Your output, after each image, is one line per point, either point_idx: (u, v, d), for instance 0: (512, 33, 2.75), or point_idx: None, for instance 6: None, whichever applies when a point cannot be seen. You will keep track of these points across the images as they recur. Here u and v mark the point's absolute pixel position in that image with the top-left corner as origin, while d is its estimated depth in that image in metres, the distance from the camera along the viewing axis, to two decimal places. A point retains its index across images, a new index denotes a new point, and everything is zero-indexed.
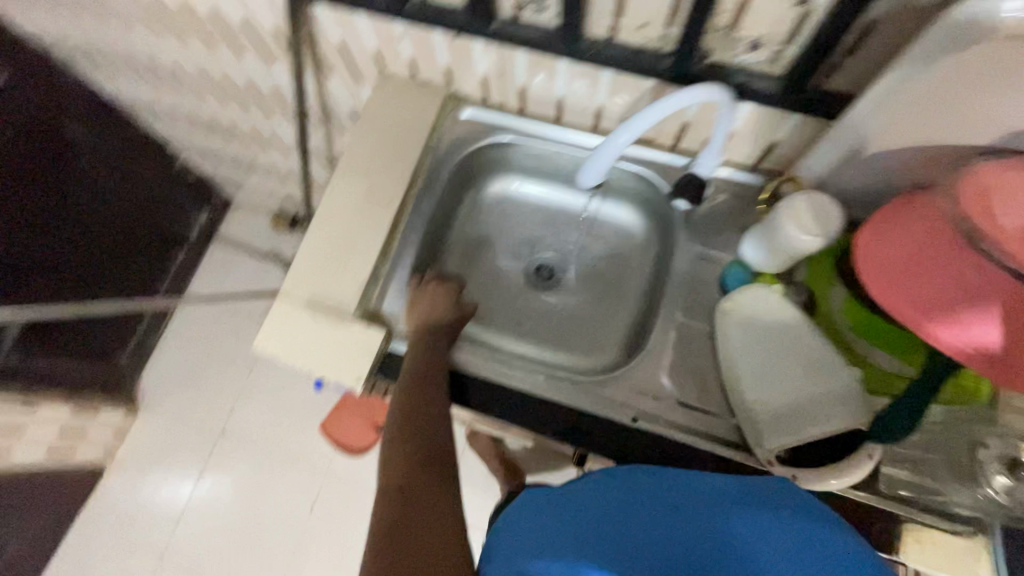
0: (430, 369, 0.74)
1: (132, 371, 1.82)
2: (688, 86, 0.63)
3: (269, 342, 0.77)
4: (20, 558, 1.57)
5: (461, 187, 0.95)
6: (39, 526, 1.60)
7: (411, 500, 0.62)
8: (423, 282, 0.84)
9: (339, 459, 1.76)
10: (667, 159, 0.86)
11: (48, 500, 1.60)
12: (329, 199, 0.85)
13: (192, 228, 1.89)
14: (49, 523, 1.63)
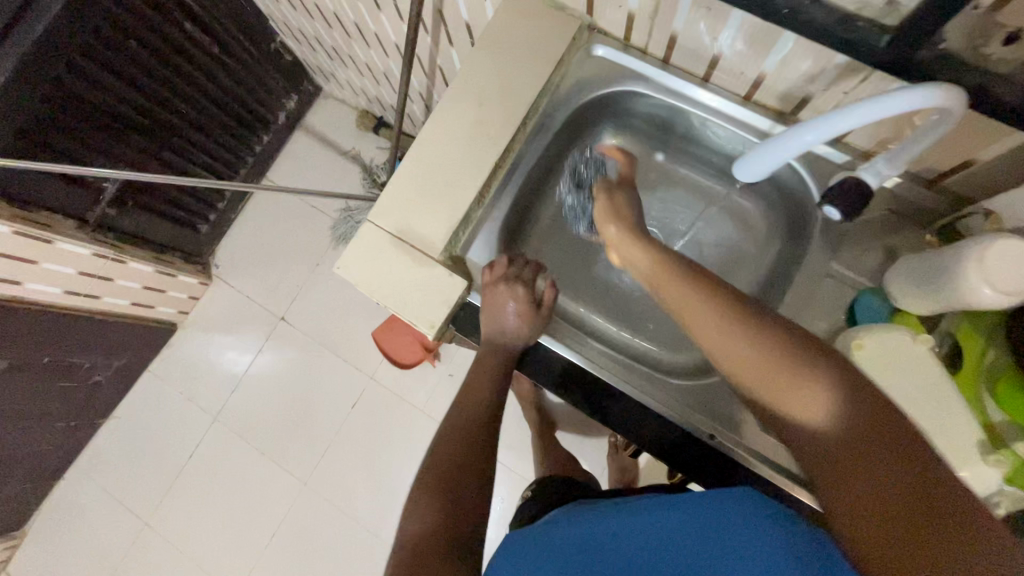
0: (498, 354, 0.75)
1: (210, 242, 1.91)
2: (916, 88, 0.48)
3: (348, 268, 0.75)
4: (103, 388, 1.76)
5: (573, 136, 0.85)
6: (120, 363, 1.77)
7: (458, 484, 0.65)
8: (491, 274, 0.74)
9: (385, 366, 1.82)
10: (824, 151, 0.72)
11: (129, 343, 1.75)
12: (431, 127, 0.78)
13: (279, 112, 1.88)
14: (129, 362, 1.81)
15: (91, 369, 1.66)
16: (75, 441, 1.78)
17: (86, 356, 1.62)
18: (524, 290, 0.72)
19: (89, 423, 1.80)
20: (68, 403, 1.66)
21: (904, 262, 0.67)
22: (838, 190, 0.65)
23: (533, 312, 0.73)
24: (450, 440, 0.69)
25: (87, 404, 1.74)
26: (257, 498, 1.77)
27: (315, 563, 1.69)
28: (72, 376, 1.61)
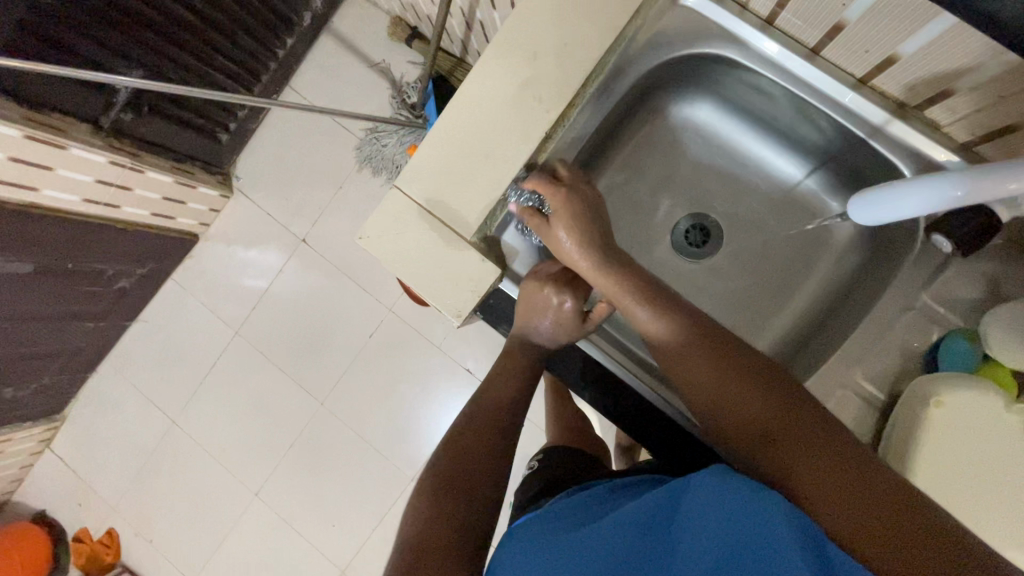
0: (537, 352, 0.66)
1: (231, 152, 1.81)
2: None
3: (371, 240, 0.67)
4: (127, 294, 1.76)
5: (638, 101, 0.73)
6: (143, 271, 1.75)
7: (474, 477, 0.57)
8: (541, 268, 0.66)
9: (403, 302, 1.76)
10: (945, 158, 0.59)
11: (151, 252, 1.72)
12: (474, 80, 0.66)
13: (305, 14, 1.69)
14: (153, 270, 1.78)
15: (116, 275, 1.65)
16: (103, 340, 1.82)
17: (111, 263, 1.59)
18: (572, 298, 0.63)
19: (116, 325, 1.82)
20: (94, 306, 1.66)
21: (1015, 312, 0.56)
22: (962, 216, 0.54)
23: (575, 322, 0.64)
24: (460, 426, 0.62)
25: (113, 307, 1.74)
26: (275, 413, 1.80)
27: (329, 479, 1.76)
28: (97, 282, 1.59)
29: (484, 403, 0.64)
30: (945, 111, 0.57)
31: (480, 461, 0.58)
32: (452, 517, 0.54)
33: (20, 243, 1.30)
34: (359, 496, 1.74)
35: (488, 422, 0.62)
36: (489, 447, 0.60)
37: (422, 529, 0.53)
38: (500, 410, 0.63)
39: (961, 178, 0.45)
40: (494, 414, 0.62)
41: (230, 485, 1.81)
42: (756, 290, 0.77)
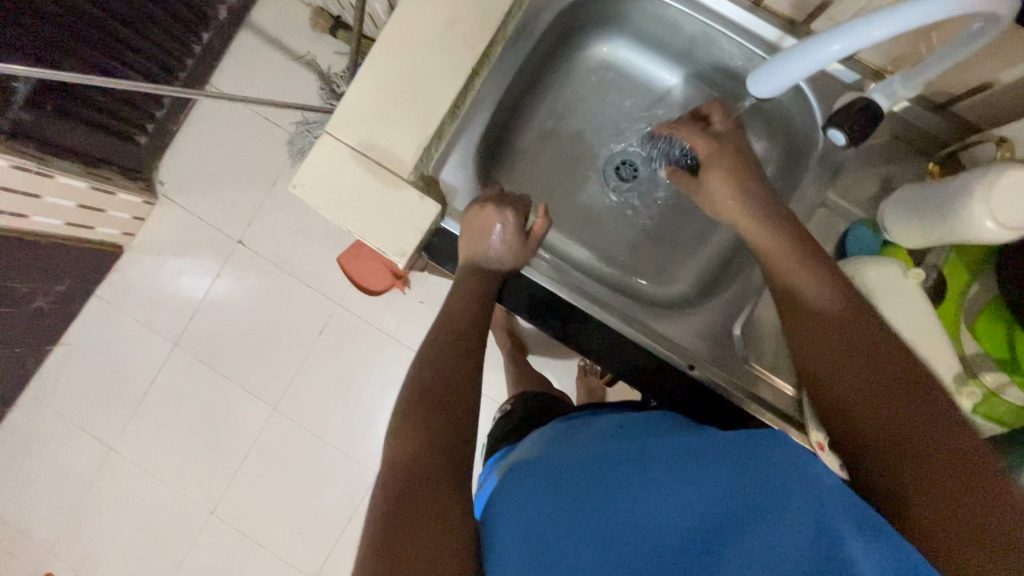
0: (487, 284, 0.67)
1: (152, 156, 1.70)
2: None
3: (306, 186, 0.66)
4: (46, 315, 1.61)
5: (559, 41, 0.76)
6: (63, 289, 1.61)
7: (440, 402, 0.56)
8: (480, 195, 0.69)
9: (351, 296, 1.71)
10: (831, 67, 0.66)
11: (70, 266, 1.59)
12: (399, 22, 0.67)
13: (221, 7, 1.59)
14: (74, 286, 1.64)
15: (31, 294, 1.50)
16: (21, 367, 1.66)
17: (24, 280, 1.46)
18: (514, 216, 0.66)
19: (35, 349, 1.66)
20: (8, 330, 1.51)
21: (899, 193, 0.63)
22: (851, 111, 0.59)
23: (519, 242, 0.67)
24: (419, 356, 0.62)
25: (31, 330, 1.59)
26: (225, 426, 1.71)
27: (293, 486, 1.69)
28: (10, 302, 1.45)
29: (442, 333, 0.63)
30: (828, 21, 0.63)
31: (452, 381, 0.58)
32: (433, 434, 0.53)
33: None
34: (324, 500, 1.68)
35: (447, 350, 0.61)
36: (464, 369, 0.60)
37: (403, 448, 0.53)
38: (461, 338, 0.62)
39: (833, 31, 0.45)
40: (456, 342, 0.62)
41: (183, 506, 1.70)
42: (685, 219, 0.81)
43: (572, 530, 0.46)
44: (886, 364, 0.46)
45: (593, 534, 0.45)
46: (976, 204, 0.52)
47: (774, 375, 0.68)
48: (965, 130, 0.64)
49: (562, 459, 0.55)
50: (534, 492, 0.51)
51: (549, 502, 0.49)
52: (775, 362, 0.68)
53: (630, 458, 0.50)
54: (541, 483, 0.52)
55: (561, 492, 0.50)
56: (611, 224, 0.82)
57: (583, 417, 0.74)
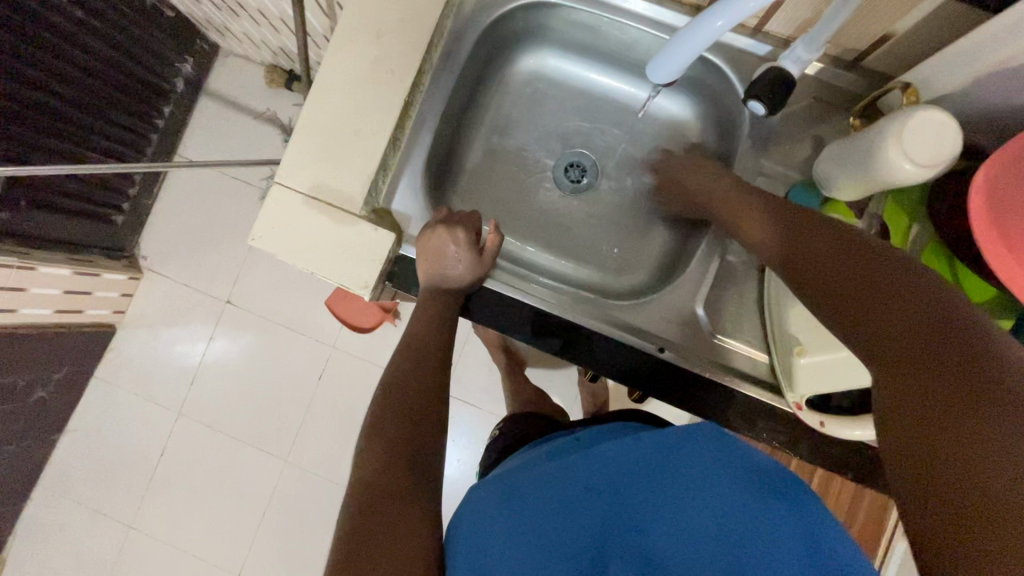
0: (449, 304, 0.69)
1: (131, 233, 1.70)
2: None
3: (264, 237, 0.69)
4: (47, 406, 1.59)
5: (487, 61, 0.79)
6: (61, 376, 1.59)
7: (416, 424, 0.58)
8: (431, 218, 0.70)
9: (345, 338, 1.70)
10: (743, 44, 0.70)
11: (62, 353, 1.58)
12: (330, 69, 0.71)
13: (176, 80, 1.61)
14: (72, 372, 1.63)
15: (30, 386, 1.49)
16: (29, 464, 1.63)
17: (22, 374, 1.44)
18: (464, 232, 0.67)
19: (41, 443, 1.64)
20: (11, 428, 1.50)
21: (830, 150, 0.65)
22: (763, 81, 0.62)
23: (474, 258, 0.68)
24: (392, 382, 0.63)
25: (35, 423, 1.58)
26: (238, 490, 1.67)
27: (315, 540, 1.65)
28: (9, 398, 1.44)
29: (411, 356, 0.65)
30: None
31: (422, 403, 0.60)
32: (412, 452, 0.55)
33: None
34: None
35: (417, 373, 0.63)
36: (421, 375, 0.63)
37: (384, 471, 0.53)
38: (430, 358, 0.65)
39: (712, 11, 0.46)
40: (425, 363, 0.64)
41: None
42: (638, 212, 0.83)
43: (528, 548, 0.46)
44: (883, 298, 0.42)
45: (544, 550, 0.45)
46: (890, 144, 0.54)
47: (742, 346, 0.70)
48: (878, 81, 0.67)
49: (526, 476, 0.54)
50: (490, 509, 0.50)
51: (505, 514, 0.49)
52: (740, 333, 0.70)
53: (593, 467, 0.49)
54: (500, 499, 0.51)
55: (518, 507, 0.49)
56: (570, 226, 0.84)
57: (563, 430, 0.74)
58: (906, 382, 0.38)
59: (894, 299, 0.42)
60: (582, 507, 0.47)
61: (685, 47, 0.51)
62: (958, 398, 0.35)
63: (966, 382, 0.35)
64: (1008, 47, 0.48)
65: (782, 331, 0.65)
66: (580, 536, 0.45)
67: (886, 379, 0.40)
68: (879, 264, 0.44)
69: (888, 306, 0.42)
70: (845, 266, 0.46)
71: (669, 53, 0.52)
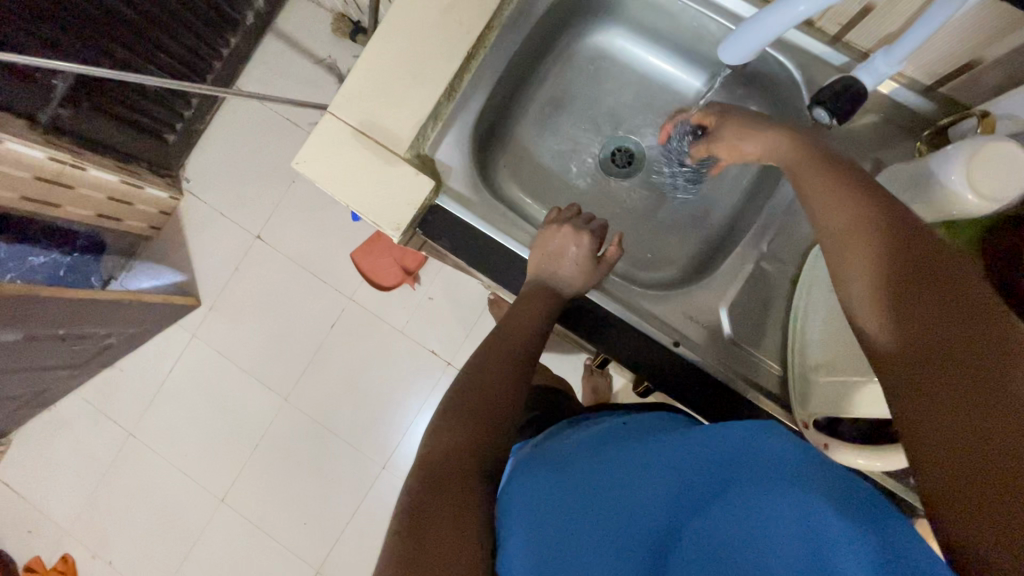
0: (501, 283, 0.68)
1: (179, 154, 1.73)
2: None
3: (308, 163, 0.70)
4: (111, 350, 1.62)
5: (556, 30, 0.79)
6: (131, 332, 1.59)
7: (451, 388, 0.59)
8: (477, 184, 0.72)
9: (363, 292, 1.71)
10: (821, 51, 0.67)
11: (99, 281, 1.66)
12: (400, 10, 0.71)
13: (246, 13, 1.64)
14: (147, 330, 1.65)
15: (105, 335, 1.51)
16: (70, 385, 1.67)
17: (104, 326, 1.46)
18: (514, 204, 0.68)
19: (88, 373, 1.67)
20: (71, 359, 1.50)
21: (887, 174, 0.62)
22: (834, 89, 0.60)
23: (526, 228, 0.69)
24: None
25: (93, 361, 1.61)
26: (238, 419, 1.71)
27: (303, 482, 1.67)
28: (86, 342, 1.47)
29: None
30: None
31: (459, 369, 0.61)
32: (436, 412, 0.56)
33: (14, 317, 1.18)
34: (330, 495, 1.66)
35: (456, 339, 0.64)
36: (477, 358, 0.64)
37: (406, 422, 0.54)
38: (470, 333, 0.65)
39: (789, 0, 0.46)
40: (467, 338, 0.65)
41: (194, 495, 1.70)
42: (677, 209, 0.82)
43: (545, 538, 0.46)
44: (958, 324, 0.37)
45: (586, 523, 0.46)
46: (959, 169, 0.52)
47: (759, 356, 0.68)
48: (953, 110, 0.65)
49: (578, 458, 0.54)
50: (515, 491, 0.51)
51: (528, 499, 0.50)
52: (758, 343, 0.69)
53: (622, 468, 0.49)
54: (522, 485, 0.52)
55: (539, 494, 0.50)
56: (607, 208, 0.83)
57: (589, 414, 0.73)
58: (967, 420, 0.34)
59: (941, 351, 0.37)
60: (633, 491, 0.47)
61: (750, 39, 0.52)
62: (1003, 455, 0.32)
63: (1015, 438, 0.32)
64: None
65: (802, 347, 0.64)
66: (627, 518, 0.45)
67: (920, 419, 0.37)
68: (934, 300, 0.39)
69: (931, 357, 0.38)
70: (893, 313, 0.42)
71: (736, 40, 0.53)
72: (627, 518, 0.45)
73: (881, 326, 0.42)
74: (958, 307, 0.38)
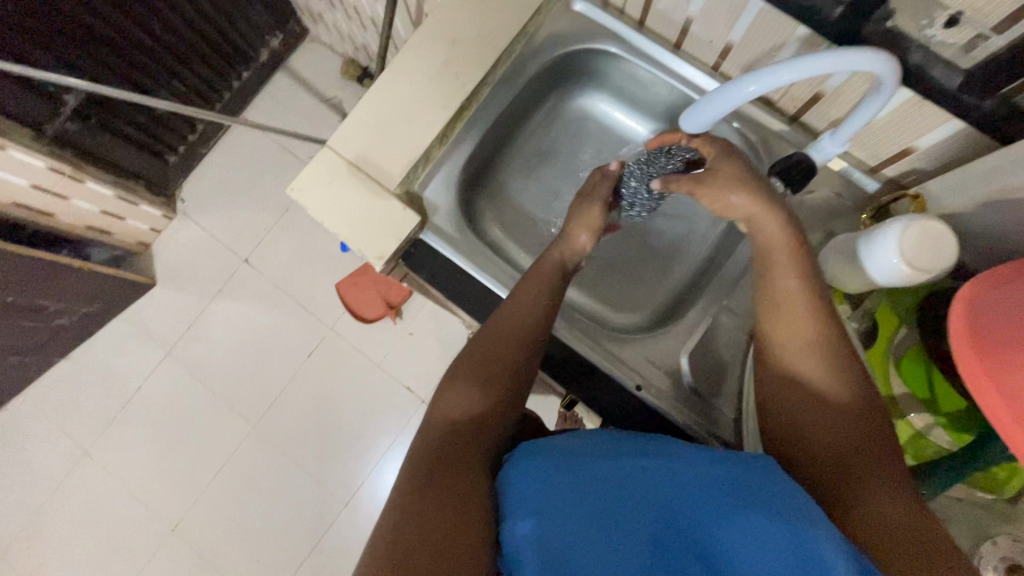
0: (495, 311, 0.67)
1: (178, 175, 1.77)
2: (853, 51, 0.48)
3: (302, 190, 0.74)
4: (64, 333, 1.59)
5: (544, 89, 0.86)
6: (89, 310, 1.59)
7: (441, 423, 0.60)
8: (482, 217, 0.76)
9: (344, 322, 1.71)
10: (778, 128, 0.75)
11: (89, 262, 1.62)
12: (402, 60, 0.78)
13: (261, 50, 1.73)
14: (103, 309, 1.64)
15: (58, 313, 1.50)
16: (24, 375, 1.63)
17: (54, 300, 1.46)
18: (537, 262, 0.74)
19: (42, 362, 1.64)
20: (23, 340, 1.50)
21: (836, 241, 0.68)
22: (788, 163, 0.66)
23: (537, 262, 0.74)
24: None
25: (45, 346, 1.59)
26: (207, 443, 1.66)
27: (261, 515, 1.61)
28: (35, 317, 1.47)
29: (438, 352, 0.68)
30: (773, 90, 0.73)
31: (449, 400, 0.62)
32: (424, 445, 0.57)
33: None
34: (288, 531, 1.60)
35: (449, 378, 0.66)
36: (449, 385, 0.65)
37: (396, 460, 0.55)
38: None
39: (741, 83, 0.53)
40: None
41: (144, 521, 1.63)
42: (647, 261, 0.87)
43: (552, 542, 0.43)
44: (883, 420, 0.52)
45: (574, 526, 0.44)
46: (890, 240, 0.58)
47: (715, 404, 0.71)
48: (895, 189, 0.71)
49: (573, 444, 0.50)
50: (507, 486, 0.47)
51: (520, 488, 0.46)
52: (716, 393, 0.71)
53: (618, 474, 0.47)
54: (514, 476, 0.47)
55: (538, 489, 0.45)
56: None
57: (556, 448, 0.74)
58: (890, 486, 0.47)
59: (869, 444, 0.50)
60: (620, 501, 0.46)
61: (708, 111, 0.58)
62: (918, 530, 0.44)
63: (926, 523, 0.45)
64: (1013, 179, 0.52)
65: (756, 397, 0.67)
66: (611, 527, 0.44)
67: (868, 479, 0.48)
68: (866, 406, 0.52)
69: (858, 455, 0.50)
70: (834, 416, 0.52)
71: (698, 112, 0.59)
72: (611, 530, 0.44)
73: (823, 407, 0.53)
74: (877, 418, 0.52)
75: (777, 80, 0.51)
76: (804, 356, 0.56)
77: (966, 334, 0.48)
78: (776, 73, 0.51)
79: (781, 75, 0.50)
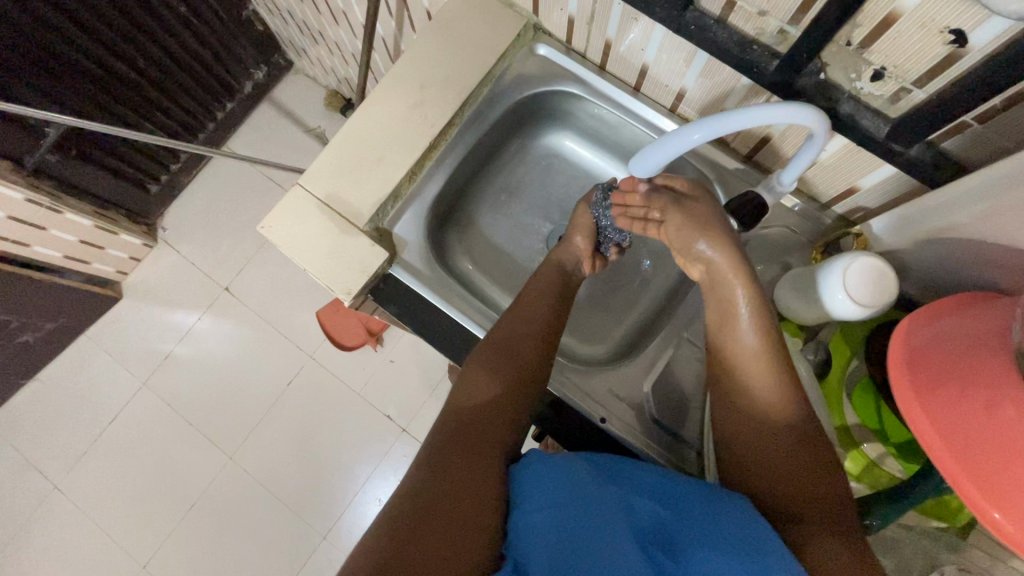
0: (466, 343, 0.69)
1: (159, 205, 1.77)
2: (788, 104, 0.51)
3: (272, 227, 0.75)
4: (29, 351, 1.58)
5: (512, 128, 0.89)
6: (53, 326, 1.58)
7: None
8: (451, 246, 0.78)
9: (324, 350, 1.71)
10: (733, 166, 0.78)
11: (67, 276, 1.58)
12: (373, 102, 0.80)
13: (245, 83, 1.76)
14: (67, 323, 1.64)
15: (20, 329, 1.49)
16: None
17: (17, 315, 1.45)
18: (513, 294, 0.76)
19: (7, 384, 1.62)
20: None
21: (789, 275, 0.71)
22: (739, 201, 0.69)
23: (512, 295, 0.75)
24: None
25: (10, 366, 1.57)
26: (183, 476, 1.63)
27: (237, 550, 1.57)
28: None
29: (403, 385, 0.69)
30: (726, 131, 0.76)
31: None
32: None
33: None
34: (264, 567, 1.56)
35: None
36: None
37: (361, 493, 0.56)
38: None
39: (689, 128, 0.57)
40: None
41: (114, 558, 1.57)
42: (613, 293, 0.89)
43: (561, 546, 0.45)
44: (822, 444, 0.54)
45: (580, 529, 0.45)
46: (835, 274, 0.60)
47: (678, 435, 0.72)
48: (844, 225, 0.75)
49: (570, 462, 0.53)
50: (521, 498, 0.50)
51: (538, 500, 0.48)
52: (679, 424, 0.73)
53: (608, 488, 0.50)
54: (530, 489, 0.50)
55: (549, 499, 0.48)
56: None
57: None
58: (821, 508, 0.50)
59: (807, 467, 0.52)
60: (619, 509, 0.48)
61: (659, 153, 0.61)
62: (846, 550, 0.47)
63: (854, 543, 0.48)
64: (941, 219, 0.55)
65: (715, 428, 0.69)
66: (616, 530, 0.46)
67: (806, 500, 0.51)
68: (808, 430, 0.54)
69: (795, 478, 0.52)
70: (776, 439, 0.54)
71: (650, 153, 0.62)
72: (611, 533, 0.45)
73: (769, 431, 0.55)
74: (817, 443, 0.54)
75: (721, 129, 0.55)
76: (748, 377, 0.57)
77: (902, 363, 0.47)
78: (719, 121, 0.55)
79: (724, 123, 0.54)
